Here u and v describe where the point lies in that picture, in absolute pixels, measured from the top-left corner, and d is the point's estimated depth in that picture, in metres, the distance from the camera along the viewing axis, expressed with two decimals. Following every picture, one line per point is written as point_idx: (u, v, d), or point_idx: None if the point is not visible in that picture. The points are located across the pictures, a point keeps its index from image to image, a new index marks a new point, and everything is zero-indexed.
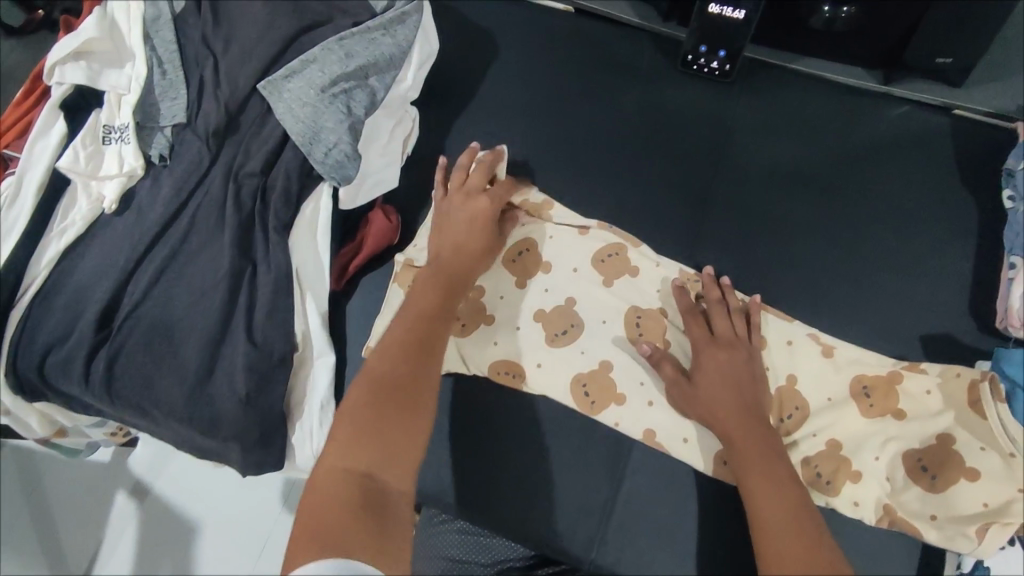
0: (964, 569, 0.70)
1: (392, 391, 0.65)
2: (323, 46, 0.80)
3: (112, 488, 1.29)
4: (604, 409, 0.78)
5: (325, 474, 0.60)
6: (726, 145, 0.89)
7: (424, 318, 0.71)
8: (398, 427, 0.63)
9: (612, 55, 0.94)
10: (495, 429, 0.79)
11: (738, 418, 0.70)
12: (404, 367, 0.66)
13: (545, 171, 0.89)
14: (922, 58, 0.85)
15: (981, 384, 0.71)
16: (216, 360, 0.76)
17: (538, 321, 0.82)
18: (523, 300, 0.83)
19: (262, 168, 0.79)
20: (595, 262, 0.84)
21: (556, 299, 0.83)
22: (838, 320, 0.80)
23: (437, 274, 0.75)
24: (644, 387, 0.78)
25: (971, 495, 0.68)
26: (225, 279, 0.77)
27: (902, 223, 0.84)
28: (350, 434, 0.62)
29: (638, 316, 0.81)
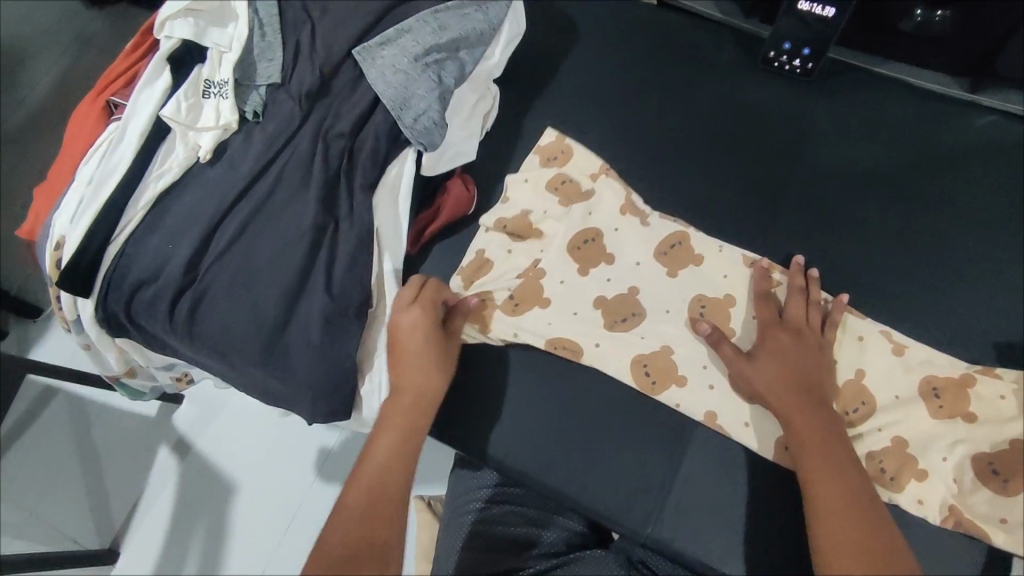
0: None
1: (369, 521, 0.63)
2: (418, 18, 0.83)
3: (158, 441, 1.33)
4: (665, 390, 0.78)
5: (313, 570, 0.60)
6: (801, 141, 0.89)
7: (412, 403, 0.72)
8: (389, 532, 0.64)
9: (692, 47, 0.96)
10: (557, 398, 0.80)
11: (801, 402, 0.70)
12: (379, 492, 0.66)
13: (619, 154, 0.91)
14: (1018, 66, 0.86)
15: None
16: (294, 309, 0.79)
17: (598, 306, 0.82)
18: (585, 285, 0.83)
19: (350, 129, 0.82)
20: (660, 249, 0.84)
21: (618, 287, 0.83)
22: (910, 320, 0.79)
23: (409, 381, 0.73)
24: (706, 370, 0.78)
25: None
26: (308, 234, 0.79)
27: (983, 228, 0.83)
28: (346, 530, 0.62)
29: (703, 304, 0.81)
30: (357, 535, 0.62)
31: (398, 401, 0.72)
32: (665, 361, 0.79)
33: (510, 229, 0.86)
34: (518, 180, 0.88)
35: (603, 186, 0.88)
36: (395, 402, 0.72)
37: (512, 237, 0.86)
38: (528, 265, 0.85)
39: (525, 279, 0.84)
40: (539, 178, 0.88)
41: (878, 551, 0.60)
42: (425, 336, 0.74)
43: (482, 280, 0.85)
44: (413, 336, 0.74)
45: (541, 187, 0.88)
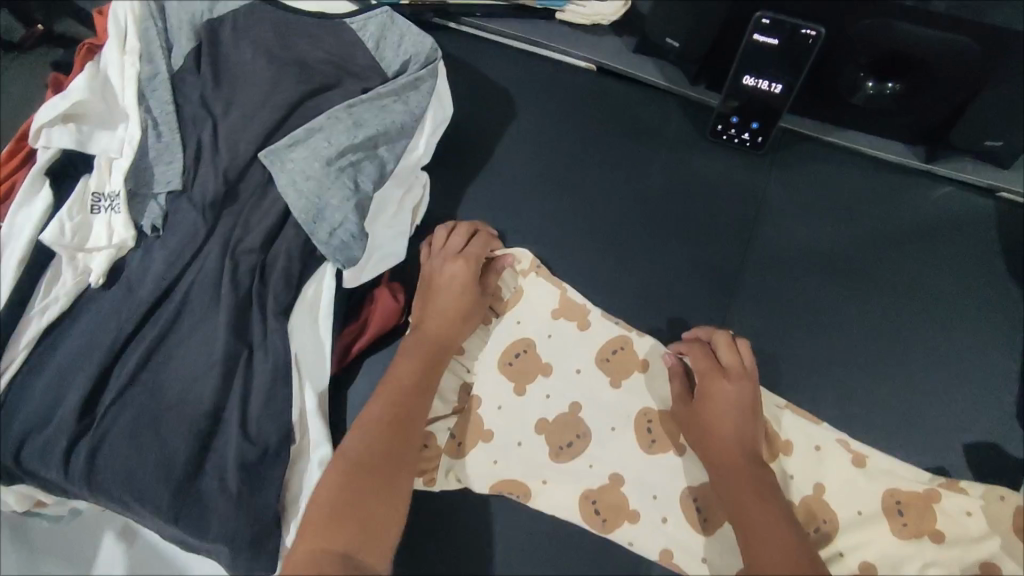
0: None
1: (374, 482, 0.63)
2: (329, 114, 0.74)
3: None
4: (617, 527, 0.73)
5: (304, 534, 0.59)
6: (755, 221, 0.83)
7: (414, 369, 0.73)
8: (379, 499, 0.63)
9: (636, 119, 0.88)
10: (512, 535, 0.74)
11: (726, 448, 0.69)
12: (379, 452, 0.65)
13: (562, 244, 0.84)
14: (974, 139, 0.79)
15: None
16: (207, 451, 0.71)
17: (540, 433, 0.76)
18: (522, 409, 0.77)
19: (261, 244, 0.74)
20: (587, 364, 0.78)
21: (560, 405, 0.77)
22: (875, 420, 0.74)
23: (418, 348, 0.74)
24: (658, 501, 0.73)
25: None
26: (218, 366, 0.71)
27: (945, 315, 0.78)
28: (332, 494, 0.62)
29: (649, 420, 0.76)
30: (349, 496, 0.62)
31: (402, 366, 0.73)
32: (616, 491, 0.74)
33: None
34: None
35: (530, 288, 0.81)
36: (400, 367, 0.73)
37: None
38: (462, 396, 0.79)
39: (462, 415, 0.78)
40: None
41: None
42: (456, 301, 0.76)
43: None
44: (448, 300, 0.76)
45: None
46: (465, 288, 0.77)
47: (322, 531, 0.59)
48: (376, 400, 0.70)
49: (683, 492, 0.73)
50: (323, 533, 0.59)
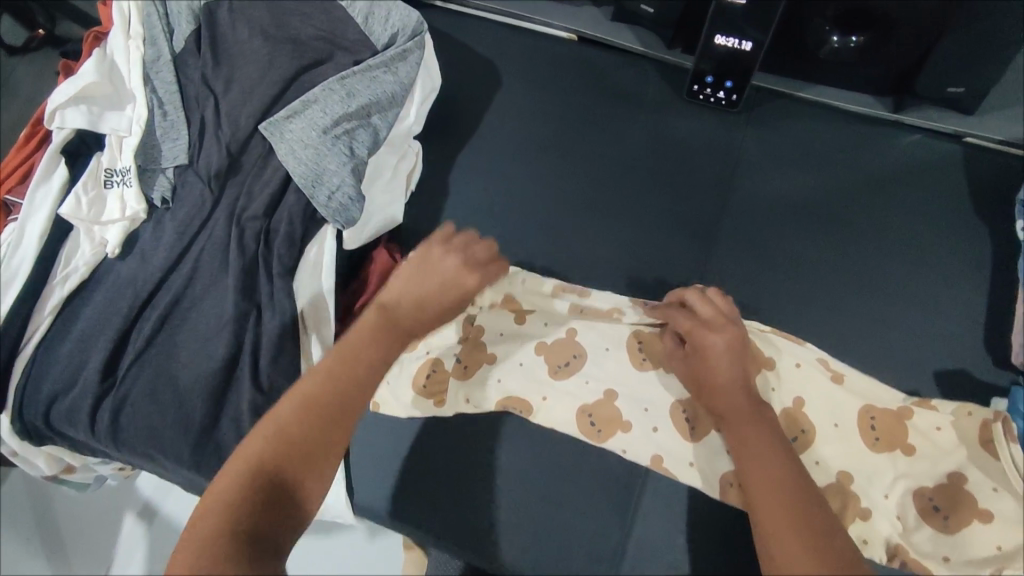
0: None
1: (311, 426, 0.57)
2: (323, 86, 0.79)
3: (121, 508, 1.17)
4: (611, 437, 0.75)
5: (231, 471, 0.54)
6: (734, 173, 0.87)
7: (364, 349, 0.63)
8: (323, 444, 0.57)
9: (614, 82, 0.92)
10: (514, 463, 0.76)
11: (715, 393, 0.69)
12: (335, 394, 0.59)
13: (548, 201, 0.87)
14: (935, 87, 0.83)
15: (994, 423, 0.70)
16: (223, 406, 0.75)
17: (540, 354, 0.79)
18: (524, 335, 0.80)
19: (264, 211, 0.78)
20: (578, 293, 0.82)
21: (556, 331, 0.79)
22: (851, 353, 0.79)
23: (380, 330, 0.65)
24: (649, 413, 0.75)
25: (983, 537, 0.67)
26: (229, 324, 0.75)
27: (916, 255, 0.82)
28: (254, 456, 0.55)
29: (640, 341, 0.78)
30: (285, 452, 0.56)
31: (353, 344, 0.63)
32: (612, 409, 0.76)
33: None
34: None
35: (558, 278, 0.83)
36: (346, 348, 0.63)
37: None
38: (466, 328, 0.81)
39: (468, 343, 0.80)
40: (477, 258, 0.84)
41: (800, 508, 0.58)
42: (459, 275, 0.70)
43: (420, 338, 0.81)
44: (432, 274, 0.70)
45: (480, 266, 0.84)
46: (472, 259, 0.73)
47: (251, 468, 0.54)
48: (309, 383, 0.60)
49: (673, 405, 0.75)
50: (226, 502, 0.52)
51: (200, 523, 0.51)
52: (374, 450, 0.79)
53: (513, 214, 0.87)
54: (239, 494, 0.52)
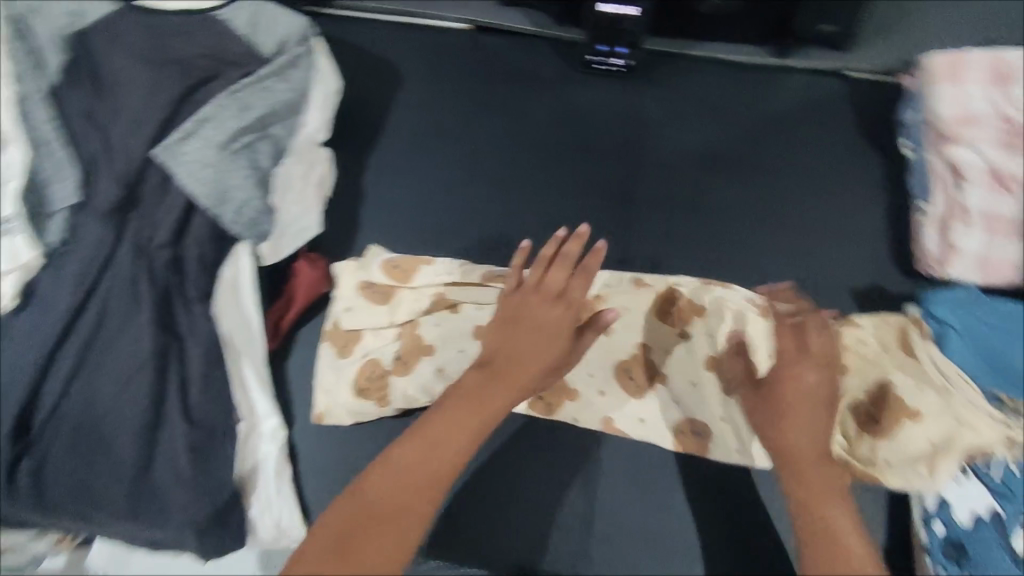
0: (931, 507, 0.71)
1: (375, 520, 0.51)
2: (215, 102, 0.76)
3: None
4: (561, 407, 0.77)
5: (297, 570, 0.50)
6: (640, 137, 0.89)
7: (426, 457, 0.54)
8: (377, 546, 0.50)
9: (512, 65, 0.93)
10: None
11: (789, 444, 0.60)
12: (388, 489, 0.53)
13: (464, 189, 0.87)
14: (809, 28, 0.87)
15: (910, 328, 0.74)
16: (155, 447, 0.71)
17: (477, 338, 0.76)
18: (458, 323, 0.77)
19: (171, 239, 0.74)
20: (504, 273, 0.78)
21: (491, 314, 0.78)
22: (774, 288, 0.82)
23: (464, 409, 0.57)
24: (593, 377, 0.77)
25: (918, 435, 0.70)
26: (149, 361, 0.71)
27: (818, 187, 0.86)
28: (310, 562, 0.50)
29: None
30: (348, 556, 0.49)
31: (457, 422, 0.56)
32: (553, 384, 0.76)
33: (373, 295, 0.79)
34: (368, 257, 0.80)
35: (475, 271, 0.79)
36: (445, 426, 0.56)
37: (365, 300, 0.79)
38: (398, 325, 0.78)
39: (404, 338, 0.78)
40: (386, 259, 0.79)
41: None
42: (553, 322, 0.63)
43: (353, 343, 0.79)
44: (525, 331, 0.62)
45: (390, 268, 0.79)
46: (569, 305, 0.63)
47: (309, 572, 0.49)
48: (408, 462, 0.54)
49: (615, 365, 0.78)
50: None
51: None
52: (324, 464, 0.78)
53: (432, 208, 0.87)
54: None
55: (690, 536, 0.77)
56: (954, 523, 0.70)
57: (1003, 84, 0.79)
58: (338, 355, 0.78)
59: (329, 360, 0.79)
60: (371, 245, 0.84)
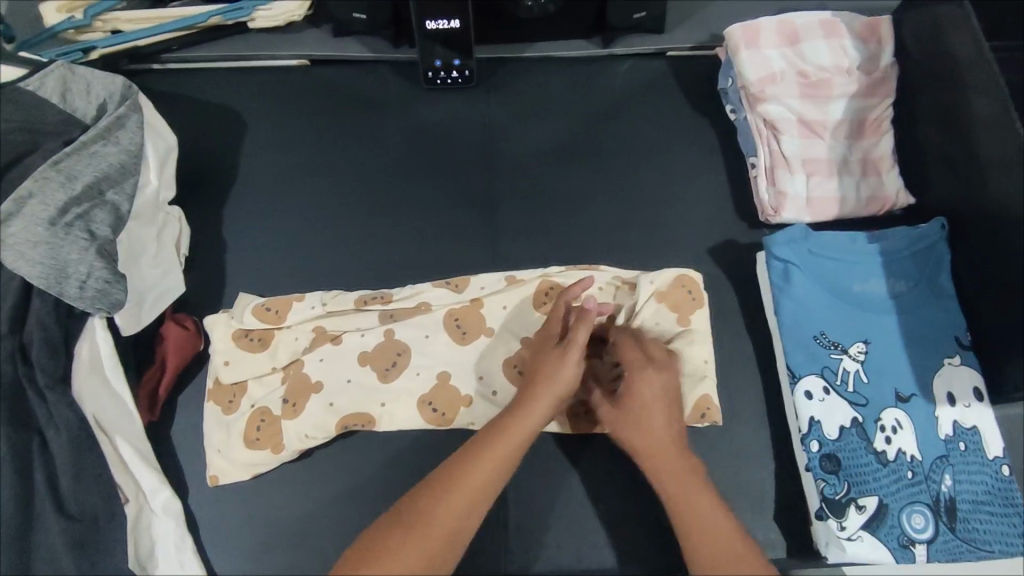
0: (831, 434, 0.73)
1: (436, 498, 0.61)
2: (34, 176, 0.70)
3: None
4: (458, 415, 0.76)
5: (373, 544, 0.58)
6: (492, 139, 0.92)
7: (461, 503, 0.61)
8: (451, 514, 0.60)
9: (357, 91, 0.94)
10: (377, 476, 0.75)
11: (643, 438, 0.68)
12: (470, 468, 0.62)
13: (328, 220, 0.87)
14: (625, 17, 0.93)
15: (691, 276, 0.82)
16: (29, 554, 0.65)
17: (365, 365, 0.77)
18: (344, 353, 0.77)
19: (9, 327, 0.67)
20: (381, 295, 0.80)
21: (374, 337, 0.78)
22: (637, 259, 0.87)
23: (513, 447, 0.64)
24: (485, 379, 0.78)
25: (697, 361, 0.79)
26: (6, 464, 0.64)
27: (662, 160, 0.93)
28: (383, 532, 0.59)
29: (456, 318, 0.80)
30: (420, 516, 0.60)
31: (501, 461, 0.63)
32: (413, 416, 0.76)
33: (257, 347, 0.77)
34: (243, 307, 0.78)
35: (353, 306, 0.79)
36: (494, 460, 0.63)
37: (247, 352, 0.77)
38: (284, 368, 0.77)
39: (289, 378, 0.77)
40: (261, 308, 0.78)
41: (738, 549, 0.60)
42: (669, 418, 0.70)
43: (238, 397, 0.76)
44: (653, 386, 0.70)
45: (269, 318, 0.78)
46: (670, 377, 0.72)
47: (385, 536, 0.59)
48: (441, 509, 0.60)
49: (504, 363, 0.78)
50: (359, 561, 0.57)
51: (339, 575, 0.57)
52: (228, 527, 0.74)
53: (297, 245, 0.85)
54: (386, 543, 0.58)
55: (606, 516, 0.76)
56: (828, 441, 0.73)
57: (794, 42, 0.88)
58: (224, 413, 0.76)
59: (215, 418, 0.76)
60: (242, 293, 0.82)
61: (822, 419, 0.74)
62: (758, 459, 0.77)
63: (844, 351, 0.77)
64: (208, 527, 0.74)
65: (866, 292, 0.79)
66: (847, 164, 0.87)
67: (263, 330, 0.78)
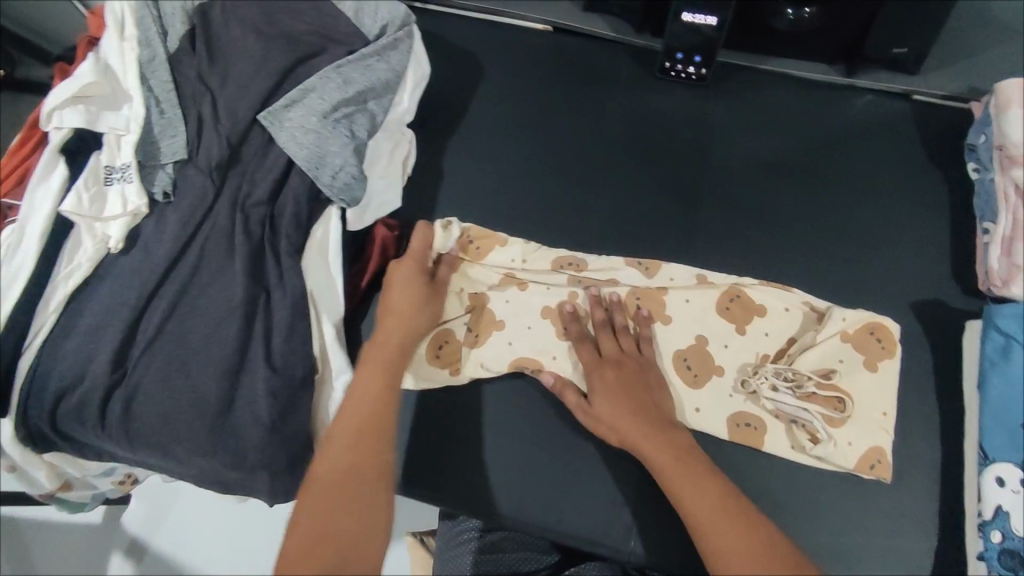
0: (1021, 531, 0.68)
1: (363, 425, 0.68)
2: (319, 75, 0.82)
3: (106, 549, 1.16)
4: None
5: (337, 454, 0.65)
6: (709, 140, 0.93)
7: (365, 423, 0.68)
8: (365, 442, 0.67)
9: (590, 65, 0.98)
10: (528, 422, 0.80)
11: (628, 432, 0.71)
12: (353, 417, 0.68)
13: (538, 176, 0.92)
14: (884, 48, 0.91)
15: (886, 326, 0.79)
16: (235, 390, 0.75)
17: (545, 317, 0.82)
18: (529, 301, 0.83)
19: (268, 197, 0.80)
20: (577, 261, 0.86)
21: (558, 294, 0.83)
22: (830, 293, 0.84)
23: (376, 360, 0.73)
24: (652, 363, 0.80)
25: (872, 406, 0.76)
26: (240, 308, 0.76)
27: (882, 200, 0.89)
28: (343, 455, 0.65)
29: (638, 297, 0.82)
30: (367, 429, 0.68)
31: (358, 394, 0.70)
32: (409, 271, 0.80)
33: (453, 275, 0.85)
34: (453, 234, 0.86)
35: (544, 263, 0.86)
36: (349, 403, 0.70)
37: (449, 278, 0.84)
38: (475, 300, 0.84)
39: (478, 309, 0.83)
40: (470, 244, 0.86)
41: (758, 544, 0.62)
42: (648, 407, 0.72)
43: None
44: (628, 382, 0.74)
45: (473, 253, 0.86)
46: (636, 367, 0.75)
47: (344, 450, 0.66)
48: (333, 457, 0.65)
49: (674, 354, 0.80)
50: (348, 469, 0.64)
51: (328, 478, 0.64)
52: None
53: (505, 191, 0.91)
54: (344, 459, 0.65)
55: None
56: (1014, 535, 0.68)
57: None
58: None
59: None
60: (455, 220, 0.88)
61: (1012, 511, 0.69)
62: (924, 531, 0.72)
63: None
64: None
65: None
66: None
67: (460, 256, 0.86)
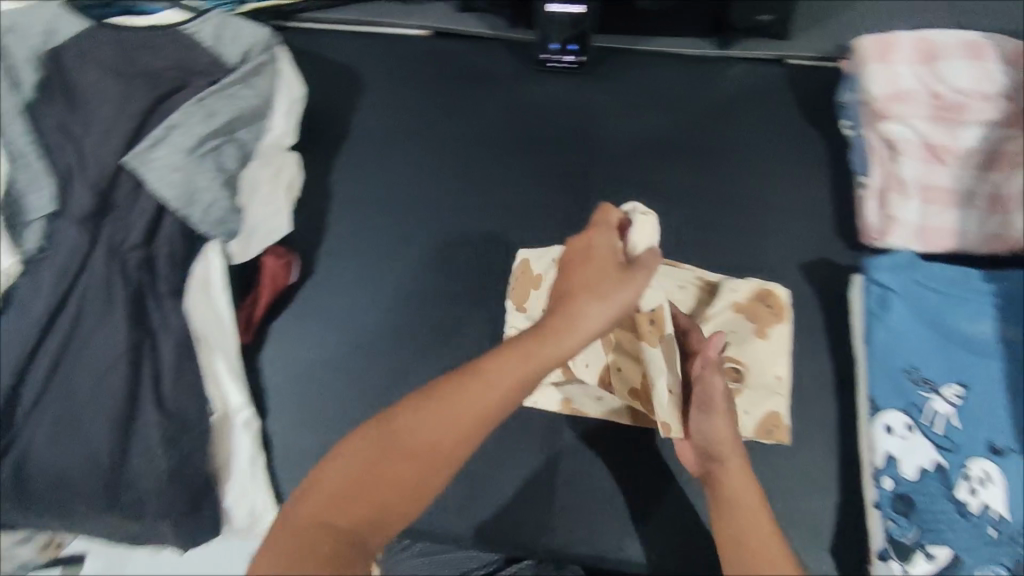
0: (909, 475, 0.70)
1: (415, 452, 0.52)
2: (183, 110, 0.80)
3: None
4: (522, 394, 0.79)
5: (314, 506, 0.50)
6: (593, 128, 0.93)
7: (429, 448, 0.52)
8: (374, 487, 0.51)
9: (470, 65, 0.97)
10: None
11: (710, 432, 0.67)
12: (363, 457, 0.52)
13: (426, 184, 0.91)
14: (747, 18, 0.92)
15: (774, 289, 0.80)
16: (130, 441, 0.74)
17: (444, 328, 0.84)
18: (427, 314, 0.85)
19: (143, 240, 0.78)
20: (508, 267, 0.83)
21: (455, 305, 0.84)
22: (722, 265, 0.85)
23: (518, 352, 0.55)
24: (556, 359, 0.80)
25: (766, 371, 0.77)
26: (124, 357, 0.74)
27: (765, 167, 0.90)
28: (341, 497, 0.51)
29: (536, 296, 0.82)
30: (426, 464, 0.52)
31: (440, 410, 0.53)
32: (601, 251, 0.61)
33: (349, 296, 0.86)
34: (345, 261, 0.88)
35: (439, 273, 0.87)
36: (417, 419, 0.53)
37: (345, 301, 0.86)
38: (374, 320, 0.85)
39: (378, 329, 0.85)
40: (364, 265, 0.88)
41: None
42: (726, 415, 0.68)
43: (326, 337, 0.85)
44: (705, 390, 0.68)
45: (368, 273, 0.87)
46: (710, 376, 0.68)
47: (324, 506, 0.50)
48: (332, 500, 0.50)
49: None
50: (311, 527, 0.49)
51: (287, 542, 0.49)
52: (296, 449, 0.80)
53: (394, 204, 0.91)
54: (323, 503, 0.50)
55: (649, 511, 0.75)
56: (903, 480, 0.69)
57: (931, 62, 0.83)
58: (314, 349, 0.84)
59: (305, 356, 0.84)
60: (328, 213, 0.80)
61: (900, 457, 0.70)
62: (825, 488, 0.74)
63: (936, 390, 0.72)
64: (281, 451, 0.80)
65: (972, 334, 0.74)
66: (972, 196, 0.80)
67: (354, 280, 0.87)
